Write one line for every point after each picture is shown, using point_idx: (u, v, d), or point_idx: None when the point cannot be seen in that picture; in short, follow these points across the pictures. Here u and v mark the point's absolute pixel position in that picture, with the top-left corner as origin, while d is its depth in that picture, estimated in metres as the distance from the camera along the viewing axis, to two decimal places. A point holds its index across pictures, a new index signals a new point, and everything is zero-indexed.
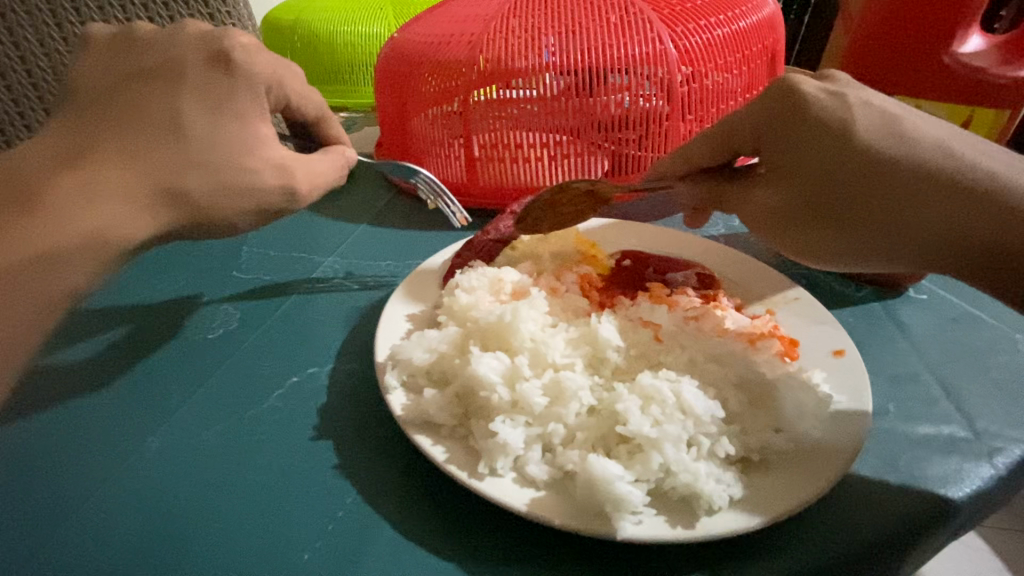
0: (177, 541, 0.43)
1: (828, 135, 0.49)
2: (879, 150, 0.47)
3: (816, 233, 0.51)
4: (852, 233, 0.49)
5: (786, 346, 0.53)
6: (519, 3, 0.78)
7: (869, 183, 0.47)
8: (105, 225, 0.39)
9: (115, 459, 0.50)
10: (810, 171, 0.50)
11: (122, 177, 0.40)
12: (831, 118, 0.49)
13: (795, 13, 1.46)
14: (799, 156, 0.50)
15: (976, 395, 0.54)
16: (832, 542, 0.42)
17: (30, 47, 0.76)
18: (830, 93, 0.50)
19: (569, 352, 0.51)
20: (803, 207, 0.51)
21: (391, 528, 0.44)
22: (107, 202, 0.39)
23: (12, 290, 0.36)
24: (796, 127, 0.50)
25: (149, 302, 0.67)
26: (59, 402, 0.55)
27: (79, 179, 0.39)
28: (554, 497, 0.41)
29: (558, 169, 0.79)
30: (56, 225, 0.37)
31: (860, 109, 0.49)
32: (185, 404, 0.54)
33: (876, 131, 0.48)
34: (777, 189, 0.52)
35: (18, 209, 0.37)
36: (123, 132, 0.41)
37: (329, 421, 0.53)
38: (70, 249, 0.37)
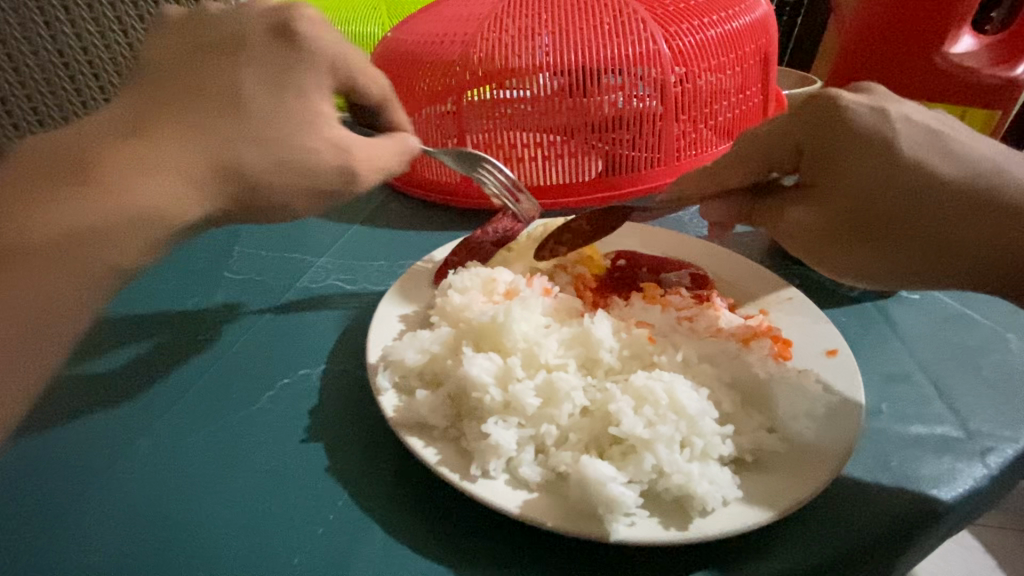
0: (169, 542, 0.43)
1: (878, 149, 0.47)
2: (928, 166, 0.46)
3: (860, 252, 0.49)
4: (900, 251, 0.47)
5: (780, 346, 0.53)
6: (513, 3, 0.78)
7: (921, 198, 0.46)
8: (153, 202, 0.37)
9: (107, 457, 0.49)
10: (861, 187, 0.47)
11: (177, 153, 0.38)
12: (879, 132, 0.47)
13: (787, 14, 1.46)
14: (847, 172, 0.47)
15: (968, 394, 0.54)
16: (824, 543, 0.42)
17: (31, 72, 0.72)
18: (874, 107, 0.49)
19: (563, 352, 0.51)
20: (850, 223, 0.48)
21: (382, 531, 0.43)
22: (161, 177, 0.37)
23: (55, 265, 0.34)
24: (845, 139, 0.48)
25: (181, 298, 0.67)
26: (83, 412, 0.53)
27: (134, 152, 0.37)
28: (545, 499, 0.41)
29: (551, 170, 0.79)
30: (107, 199, 0.35)
31: (903, 124, 0.48)
32: (176, 405, 0.54)
33: (922, 147, 0.47)
34: (820, 206, 0.49)
35: (69, 181, 0.35)
36: (186, 109, 0.40)
37: (320, 423, 0.52)
38: (114, 225, 0.35)
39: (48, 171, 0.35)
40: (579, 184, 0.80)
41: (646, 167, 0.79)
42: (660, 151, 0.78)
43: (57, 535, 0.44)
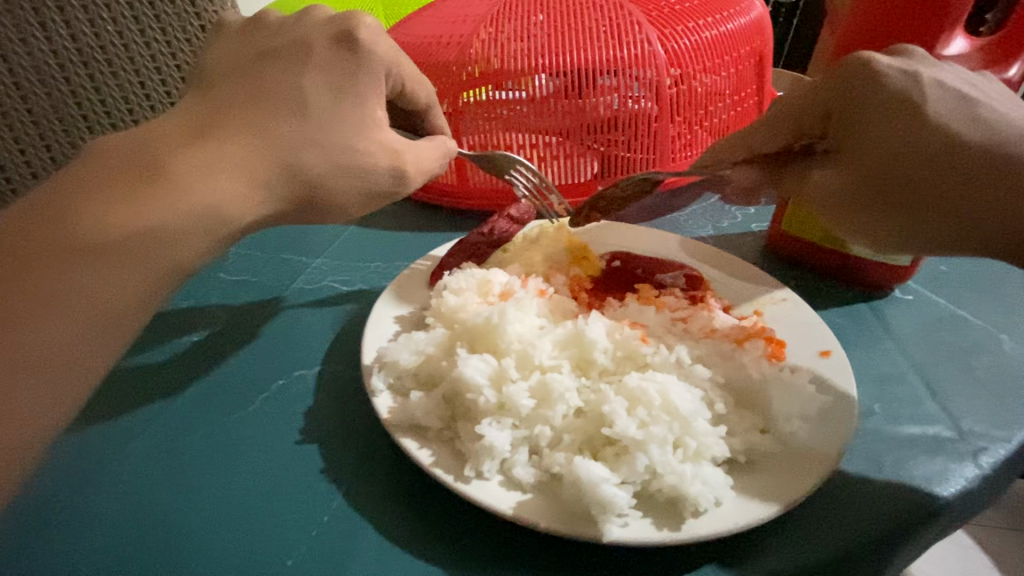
0: (173, 540, 0.43)
1: (908, 116, 0.45)
2: (958, 134, 0.44)
3: (877, 218, 0.48)
4: (923, 220, 0.46)
5: (774, 346, 0.53)
6: (509, 5, 0.78)
7: (943, 165, 0.44)
8: (221, 202, 0.37)
9: (101, 458, 0.49)
10: (888, 155, 0.45)
11: (244, 155, 0.39)
12: (911, 98, 0.45)
13: (783, 15, 1.46)
14: (870, 137, 0.46)
15: (960, 395, 0.54)
16: (817, 543, 0.42)
17: (31, 87, 0.64)
18: (906, 71, 0.46)
19: (557, 354, 0.51)
20: (869, 190, 0.47)
21: (377, 533, 0.43)
22: (224, 179, 0.38)
23: (111, 263, 0.33)
24: (875, 105, 0.46)
25: (215, 301, 0.67)
26: (94, 415, 0.53)
27: (199, 155, 0.37)
28: (540, 500, 0.41)
29: (547, 170, 0.79)
30: (180, 198, 0.36)
31: (936, 89, 0.45)
32: (174, 405, 0.54)
33: (954, 115, 0.44)
34: (841, 171, 0.48)
35: (136, 183, 0.35)
36: (251, 113, 0.41)
37: (314, 425, 0.52)
38: (185, 224, 0.36)
39: (122, 171, 0.35)
40: (575, 185, 0.80)
41: (641, 168, 0.79)
42: (656, 152, 0.79)
43: (52, 537, 0.44)
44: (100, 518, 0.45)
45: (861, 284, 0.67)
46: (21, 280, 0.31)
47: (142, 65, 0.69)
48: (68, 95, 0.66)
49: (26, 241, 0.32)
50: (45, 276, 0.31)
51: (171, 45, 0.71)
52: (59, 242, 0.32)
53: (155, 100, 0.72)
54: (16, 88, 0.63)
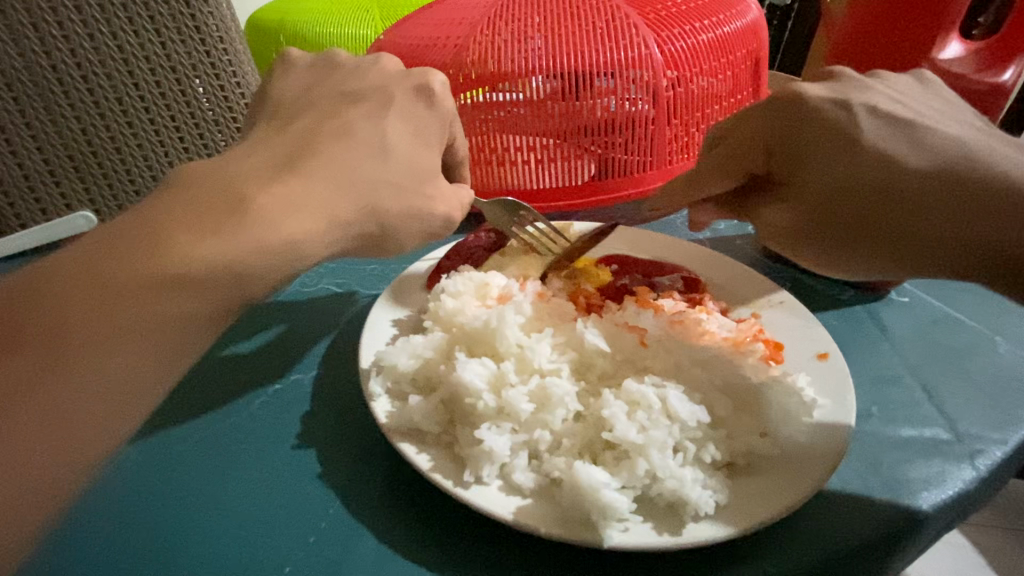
0: (213, 563, 0.42)
1: (840, 148, 0.43)
2: (889, 160, 0.42)
3: (833, 249, 0.46)
4: (864, 249, 0.44)
5: (771, 350, 0.54)
6: (506, 7, 0.78)
7: (881, 196, 0.42)
8: (303, 237, 0.37)
9: (117, 470, 0.48)
10: (820, 191, 0.44)
11: (327, 196, 0.40)
12: (839, 130, 0.44)
13: (778, 19, 1.48)
14: (813, 173, 0.44)
15: (956, 396, 0.55)
16: (819, 547, 0.42)
17: (37, 114, 0.65)
18: (835, 103, 0.45)
19: (555, 358, 0.50)
20: (817, 225, 0.45)
21: (376, 540, 0.43)
22: (308, 216, 0.38)
23: (191, 293, 0.32)
24: (809, 142, 0.45)
25: (304, 297, 0.68)
26: None
27: (285, 194, 0.38)
28: (540, 505, 0.41)
29: (544, 173, 0.79)
30: (268, 234, 0.35)
31: (865, 118, 0.44)
32: (187, 422, 0.52)
33: (885, 141, 0.43)
34: (792, 209, 0.46)
35: (228, 219, 0.35)
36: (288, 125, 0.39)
37: (313, 429, 0.52)
38: (267, 258, 0.35)
39: (207, 206, 0.35)
40: (572, 188, 0.80)
41: (639, 170, 0.80)
42: (652, 155, 0.79)
43: (71, 558, 0.42)
44: (139, 546, 0.43)
45: (857, 285, 0.67)
46: (111, 310, 0.30)
47: (143, 79, 0.68)
48: (73, 121, 0.67)
49: (112, 271, 0.31)
50: (131, 307, 0.31)
51: (166, 46, 0.67)
52: (147, 274, 0.31)
53: (150, 104, 0.70)
54: (9, 89, 0.63)
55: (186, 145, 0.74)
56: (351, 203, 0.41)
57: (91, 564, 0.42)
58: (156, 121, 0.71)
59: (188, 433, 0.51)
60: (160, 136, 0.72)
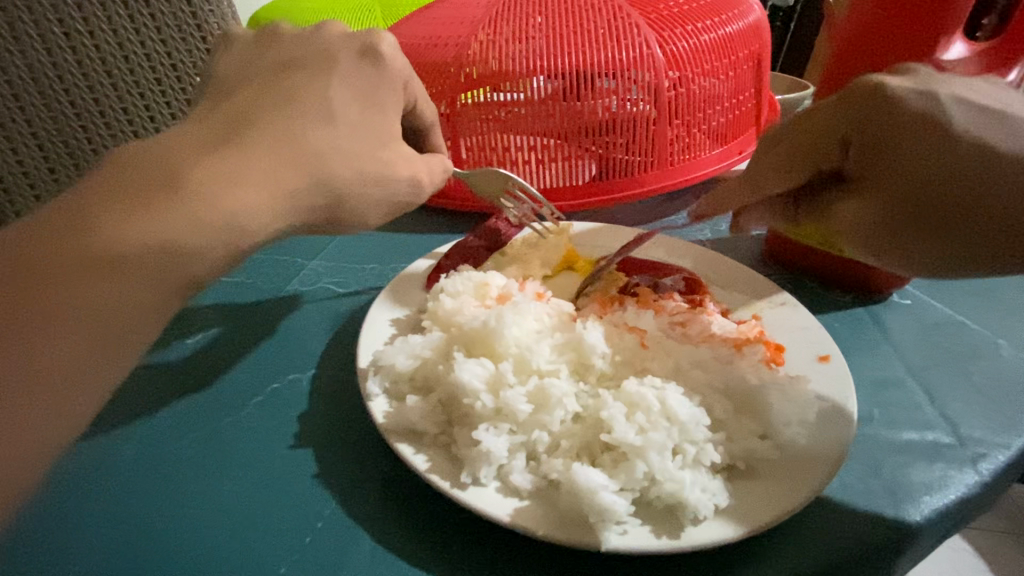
0: (198, 565, 0.41)
1: (940, 140, 0.38)
2: (993, 147, 0.38)
3: (922, 245, 0.40)
4: (959, 243, 0.39)
5: (772, 351, 0.53)
6: (508, 6, 0.77)
7: (987, 186, 0.37)
8: (246, 214, 0.35)
9: (85, 471, 0.48)
10: (918, 184, 0.38)
11: (272, 169, 0.37)
12: (935, 119, 0.38)
13: (781, 18, 1.47)
14: (905, 165, 0.38)
15: (958, 400, 0.54)
16: (819, 550, 0.42)
17: (32, 99, 0.66)
18: (922, 92, 0.39)
19: (555, 358, 0.50)
20: (909, 221, 0.39)
21: (371, 540, 0.43)
22: (249, 189, 0.35)
23: (122, 274, 0.30)
24: (899, 136, 0.38)
25: (247, 303, 0.66)
26: None
27: (223, 165, 0.35)
28: (537, 507, 0.40)
29: (545, 173, 0.79)
30: (202, 210, 0.33)
31: (958, 107, 0.38)
32: (181, 421, 0.52)
33: (981, 127, 0.38)
34: (875, 205, 0.40)
35: (157, 196, 0.32)
36: (280, 117, 0.39)
37: (310, 429, 0.51)
38: (205, 235, 0.33)
39: (134, 182, 0.32)
40: (573, 188, 0.80)
41: (640, 171, 0.79)
42: (654, 155, 0.79)
43: (60, 559, 0.42)
44: (129, 547, 0.42)
45: (859, 288, 0.67)
46: (34, 293, 0.28)
47: (137, 64, 0.70)
48: (69, 108, 0.68)
49: (32, 253, 0.29)
50: (53, 292, 0.28)
51: (161, 32, 0.70)
52: (67, 256, 0.29)
53: (143, 86, 0.72)
54: (4, 73, 0.64)
55: (134, 125, 0.73)
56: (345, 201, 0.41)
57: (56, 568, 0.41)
58: (149, 103, 0.73)
59: (181, 434, 0.51)
60: (149, 114, 0.73)
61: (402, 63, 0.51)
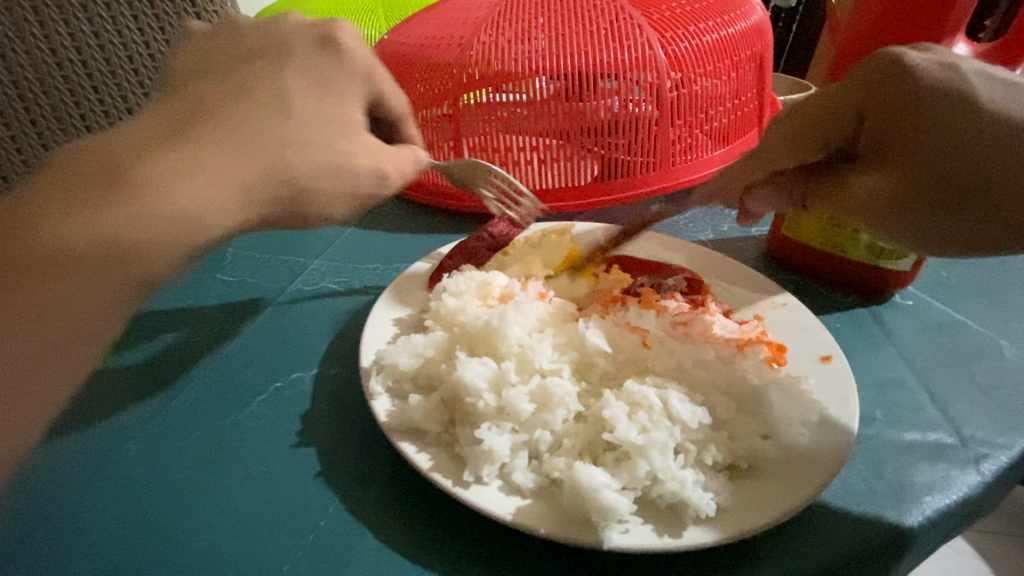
0: (202, 563, 0.41)
1: (956, 109, 0.38)
2: (1015, 118, 0.37)
3: (938, 220, 0.40)
4: (976, 218, 0.39)
5: (774, 351, 0.53)
6: (510, 7, 0.78)
7: (1004, 158, 0.37)
8: (201, 208, 0.32)
9: (83, 471, 0.48)
10: (932, 153, 0.38)
11: (229, 159, 0.35)
12: (952, 89, 0.38)
13: (783, 19, 1.48)
14: (918, 134, 0.39)
15: (960, 400, 0.54)
16: (821, 549, 0.42)
17: (32, 87, 0.67)
18: (942, 64, 0.39)
19: (557, 357, 0.50)
20: (923, 193, 0.39)
21: (374, 539, 0.43)
22: (202, 181, 0.33)
23: (70, 277, 0.29)
24: (913, 105, 0.39)
25: (193, 305, 0.66)
26: (82, 413, 0.53)
27: (175, 156, 0.33)
28: (539, 506, 0.40)
29: (547, 173, 0.79)
30: (149, 204, 0.31)
31: (979, 79, 0.39)
32: (183, 421, 0.52)
33: (1003, 99, 0.38)
34: (887, 176, 0.40)
35: (103, 191, 0.31)
36: (239, 109, 0.37)
37: (313, 428, 0.51)
38: (153, 230, 0.31)
39: (80, 177, 0.31)
40: (575, 188, 0.80)
41: (642, 171, 0.79)
42: (656, 156, 0.79)
43: (66, 557, 0.42)
44: (133, 545, 0.43)
45: (862, 289, 0.67)
46: None
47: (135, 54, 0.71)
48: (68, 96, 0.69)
49: None
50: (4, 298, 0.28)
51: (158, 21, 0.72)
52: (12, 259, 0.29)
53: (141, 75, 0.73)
54: (4, 60, 0.65)
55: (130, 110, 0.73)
56: (346, 201, 0.41)
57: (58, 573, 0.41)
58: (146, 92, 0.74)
59: (184, 432, 0.51)
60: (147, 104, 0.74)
61: (365, 54, 0.48)
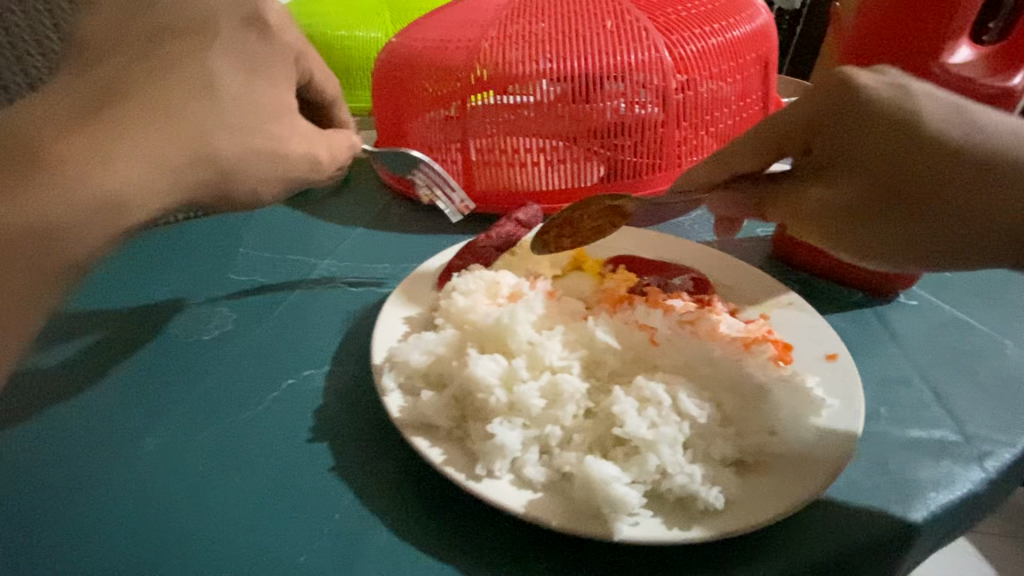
0: (221, 554, 0.42)
1: (901, 127, 0.42)
2: (954, 139, 0.41)
3: (884, 230, 0.44)
4: (918, 229, 0.42)
5: (780, 350, 0.54)
6: (517, 10, 0.79)
7: (941, 174, 0.41)
8: (120, 188, 0.35)
9: (101, 465, 0.49)
10: (879, 166, 0.42)
11: (143, 136, 0.36)
12: (898, 108, 0.42)
13: (787, 22, 1.49)
14: (865, 147, 0.43)
15: (964, 398, 0.55)
16: (827, 542, 0.42)
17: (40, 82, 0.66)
18: (891, 85, 0.43)
19: (566, 354, 0.51)
20: (868, 204, 0.43)
21: (388, 531, 0.44)
22: (118, 162, 0.35)
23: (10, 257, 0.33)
24: (862, 122, 0.43)
25: (140, 300, 0.67)
26: (99, 407, 0.54)
27: (87, 136, 0.35)
28: (550, 499, 0.41)
29: (554, 175, 0.79)
30: (71, 185, 0.34)
31: (926, 100, 0.43)
32: (199, 416, 0.53)
33: (947, 120, 0.42)
34: (837, 186, 0.44)
35: (22, 172, 0.33)
36: (154, 80, 0.37)
37: (325, 423, 0.52)
38: (76, 210, 0.34)
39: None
40: (582, 190, 0.80)
41: (647, 173, 0.80)
42: (662, 157, 0.79)
43: (88, 549, 0.43)
44: (152, 537, 0.43)
45: (866, 288, 0.67)
46: None
47: None
48: None
49: None
50: None
51: None
52: None
53: None
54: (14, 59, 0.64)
55: None
56: (275, 186, 0.46)
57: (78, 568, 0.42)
58: None
59: (200, 427, 0.52)
60: None
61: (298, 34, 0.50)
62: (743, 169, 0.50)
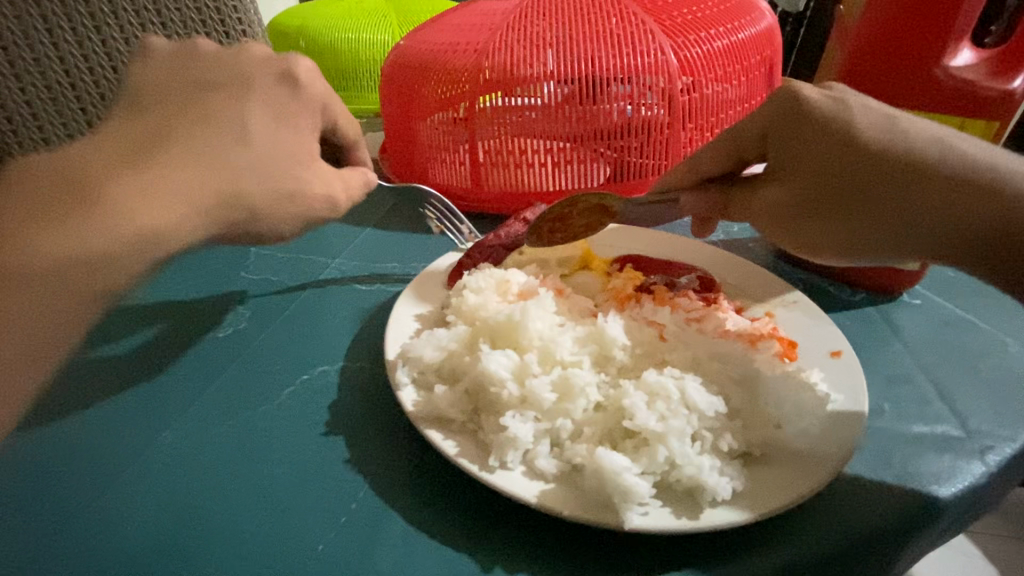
0: (242, 542, 0.44)
1: (835, 135, 0.49)
2: (882, 145, 0.48)
3: (821, 224, 0.52)
4: (850, 224, 0.50)
5: (785, 346, 0.55)
6: (525, 14, 0.80)
7: (868, 176, 0.48)
8: (160, 227, 0.37)
9: (125, 456, 0.50)
10: (817, 169, 0.50)
11: (184, 180, 0.39)
12: (835, 118, 0.50)
13: (791, 24, 1.51)
14: (808, 152, 0.51)
15: (967, 395, 0.56)
16: (831, 532, 0.43)
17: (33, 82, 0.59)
18: (832, 97, 0.51)
19: (577, 350, 0.52)
20: (809, 202, 0.51)
21: (403, 521, 0.45)
22: (160, 203, 0.37)
23: (48, 289, 0.34)
24: (805, 131, 0.51)
25: (166, 300, 0.68)
26: (120, 400, 0.56)
27: (135, 179, 0.37)
28: (562, 490, 0.42)
29: (560, 175, 0.81)
30: (114, 223, 0.35)
31: (861, 111, 0.50)
32: (218, 410, 0.54)
33: (877, 128, 0.49)
34: (783, 186, 0.52)
35: (70, 210, 0.35)
36: (202, 133, 0.41)
37: (341, 418, 0.54)
38: (116, 246, 0.35)
39: (45, 197, 0.34)
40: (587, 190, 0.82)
41: (652, 173, 0.81)
42: (666, 158, 0.81)
43: (113, 537, 0.44)
44: (175, 526, 0.45)
45: (870, 287, 0.68)
46: None
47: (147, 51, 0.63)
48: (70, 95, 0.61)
49: None
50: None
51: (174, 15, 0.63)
52: None
53: None
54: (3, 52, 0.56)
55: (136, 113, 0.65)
56: (297, 222, 0.47)
57: (105, 557, 0.43)
58: None
59: (219, 421, 0.53)
60: None
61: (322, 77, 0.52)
62: (709, 171, 0.59)
